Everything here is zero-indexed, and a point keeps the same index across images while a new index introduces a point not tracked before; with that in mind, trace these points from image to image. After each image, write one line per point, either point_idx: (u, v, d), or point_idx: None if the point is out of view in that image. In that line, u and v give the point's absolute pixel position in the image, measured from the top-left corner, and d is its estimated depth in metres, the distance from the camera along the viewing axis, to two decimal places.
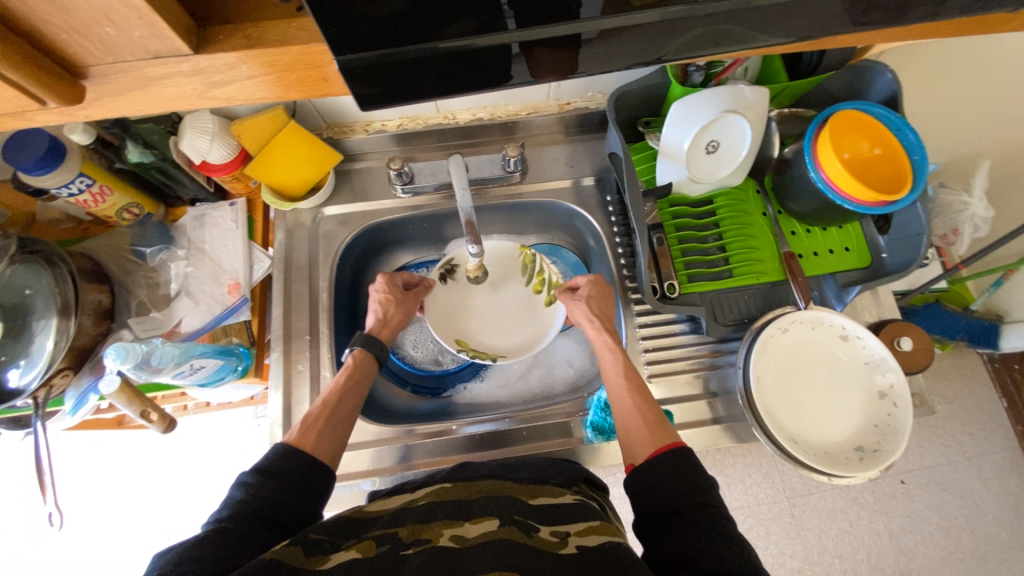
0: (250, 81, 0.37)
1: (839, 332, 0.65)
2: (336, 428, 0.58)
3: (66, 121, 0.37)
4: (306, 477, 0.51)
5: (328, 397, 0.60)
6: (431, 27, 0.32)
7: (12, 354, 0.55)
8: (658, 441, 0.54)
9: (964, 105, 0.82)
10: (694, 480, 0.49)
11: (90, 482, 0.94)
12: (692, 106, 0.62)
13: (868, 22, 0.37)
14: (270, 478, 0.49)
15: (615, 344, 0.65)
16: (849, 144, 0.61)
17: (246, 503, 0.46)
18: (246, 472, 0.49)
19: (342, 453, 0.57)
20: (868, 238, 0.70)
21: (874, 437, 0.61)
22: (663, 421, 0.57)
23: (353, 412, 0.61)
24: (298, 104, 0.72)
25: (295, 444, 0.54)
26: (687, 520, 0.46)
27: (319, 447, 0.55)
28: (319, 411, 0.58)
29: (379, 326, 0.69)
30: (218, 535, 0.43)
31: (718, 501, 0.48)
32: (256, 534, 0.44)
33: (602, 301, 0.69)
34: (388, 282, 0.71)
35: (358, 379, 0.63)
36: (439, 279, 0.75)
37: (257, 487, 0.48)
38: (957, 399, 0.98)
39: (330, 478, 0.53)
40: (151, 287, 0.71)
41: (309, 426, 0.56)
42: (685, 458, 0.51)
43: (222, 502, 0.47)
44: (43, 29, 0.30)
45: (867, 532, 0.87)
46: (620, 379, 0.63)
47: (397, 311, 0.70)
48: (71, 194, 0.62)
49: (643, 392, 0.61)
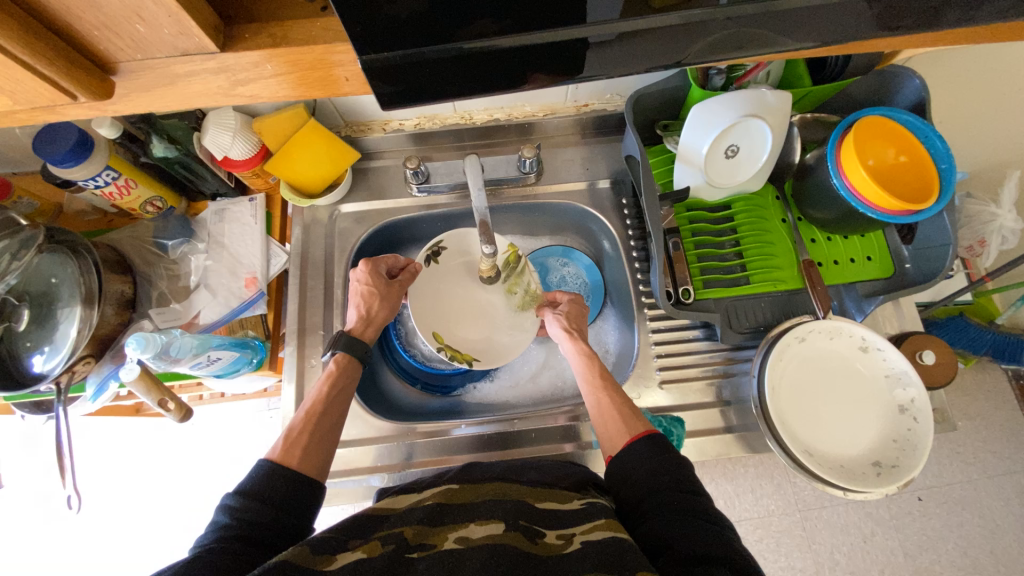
0: (273, 79, 0.38)
1: (859, 344, 0.64)
2: (324, 442, 0.57)
3: (95, 115, 0.38)
4: (294, 491, 0.51)
5: (311, 408, 0.60)
6: (453, 28, 0.32)
7: (37, 341, 0.57)
8: (631, 429, 0.55)
9: (994, 113, 0.79)
10: (667, 460, 0.49)
11: (107, 467, 0.97)
12: (712, 110, 0.61)
13: (897, 27, 0.36)
14: (257, 501, 0.48)
15: (591, 351, 0.66)
16: (874, 151, 0.60)
17: (232, 528, 0.46)
18: (228, 495, 0.49)
19: (330, 463, 0.57)
20: (892, 248, 0.68)
21: (893, 453, 0.60)
22: (636, 410, 0.58)
23: (338, 422, 0.61)
24: (318, 102, 0.73)
25: (280, 462, 0.53)
26: (663, 500, 0.46)
27: (306, 463, 0.55)
28: (302, 426, 0.58)
29: (364, 324, 0.68)
30: (209, 556, 0.43)
31: (691, 477, 0.49)
32: (243, 553, 0.45)
33: (579, 318, 0.71)
34: (371, 272, 0.69)
35: (341, 387, 0.63)
36: (425, 262, 0.74)
37: (241, 510, 0.48)
38: (980, 416, 0.95)
39: (320, 493, 0.53)
40: (172, 278, 0.73)
41: (293, 442, 0.56)
42: (660, 445, 0.51)
43: (207, 527, 0.47)
44: (76, 26, 0.31)
45: (881, 548, 0.85)
46: (587, 380, 0.63)
47: (381, 306, 0.69)
48: (98, 186, 0.64)
49: (616, 388, 0.61)
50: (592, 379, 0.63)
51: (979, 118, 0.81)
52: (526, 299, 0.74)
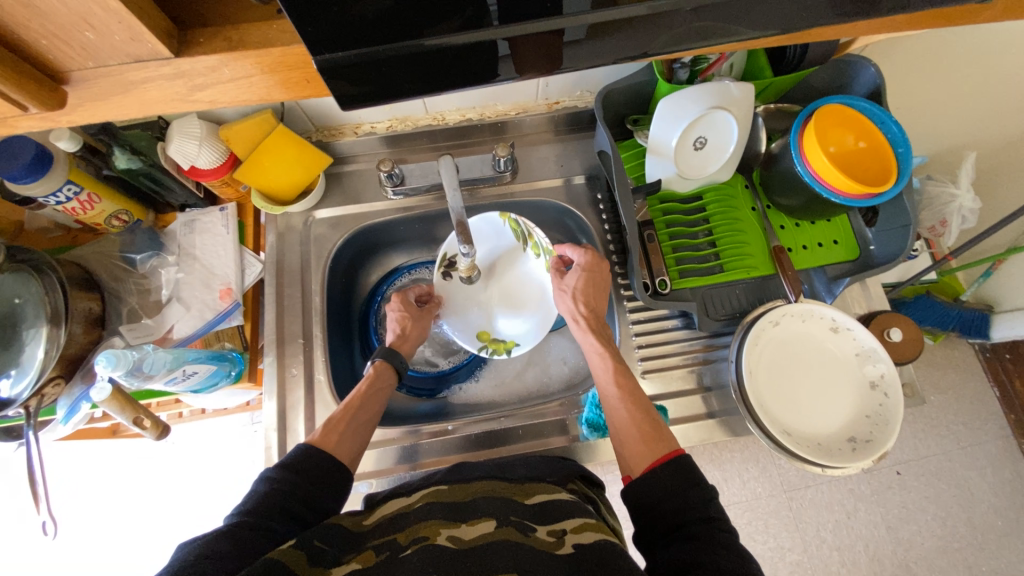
0: (232, 83, 0.37)
1: (830, 324, 0.66)
2: (359, 431, 0.59)
3: (50, 127, 0.37)
4: (327, 476, 0.52)
5: (352, 401, 0.62)
6: (415, 25, 0.32)
7: (2, 364, 0.55)
8: (654, 452, 0.54)
9: (947, 97, 0.83)
10: (695, 494, 0.48)
11: (86, 492, 0.94)
12: (678, 104, 0.62)
13: (847, 13, 0.37)
14: (293, 473, 0.51)
15: (605, 350, 0.66)
16: (835, 138, 0.62)
17: (270, 495, 0.48)
18: (270, 467, 0.51)
19: (362, 453, 0.59)
20: (856, 231, 0.70)
21: (866, 428, 0.62)
22: (660, 429, 0.57)
23: (375, 417, 0.62)
24: (287, 107, 0.72)
25: (316, 444, 0.55)
26: (694, 534, 0.45)
27: (340, 447, 0.57)
28: (343, 413, 0.59)
29: (400, 341, 0.74)
30: (235, 529, 0.43)
31: (718, 512, 0.48)
32: (277, 529, 0.45)
33: (591, 291, 0.69)
34: (403, 301, 0.76)
35: (376, 389, 0.66)
36: (442, 277, 0.76)
37: (280, 480, 0.49)
38: (949, 389, 0.98)
39: (348, 479, 0.54)
40: (142, 293, 0.71)
41: (331, 427, 0.58)
42: (691, 477, 0.50)
43: (246, 494, 0.48)
44: (22, 35, 0.30)
45: (864, 523, 0.88)
46: (617, 380, 0.63)
47: (414, 325, 0.75)
48: (59, 202, 0.62)
49: (636, 401, 0.61)
50: (621, 385, 0.62)
51: (932, 102, 0.84)
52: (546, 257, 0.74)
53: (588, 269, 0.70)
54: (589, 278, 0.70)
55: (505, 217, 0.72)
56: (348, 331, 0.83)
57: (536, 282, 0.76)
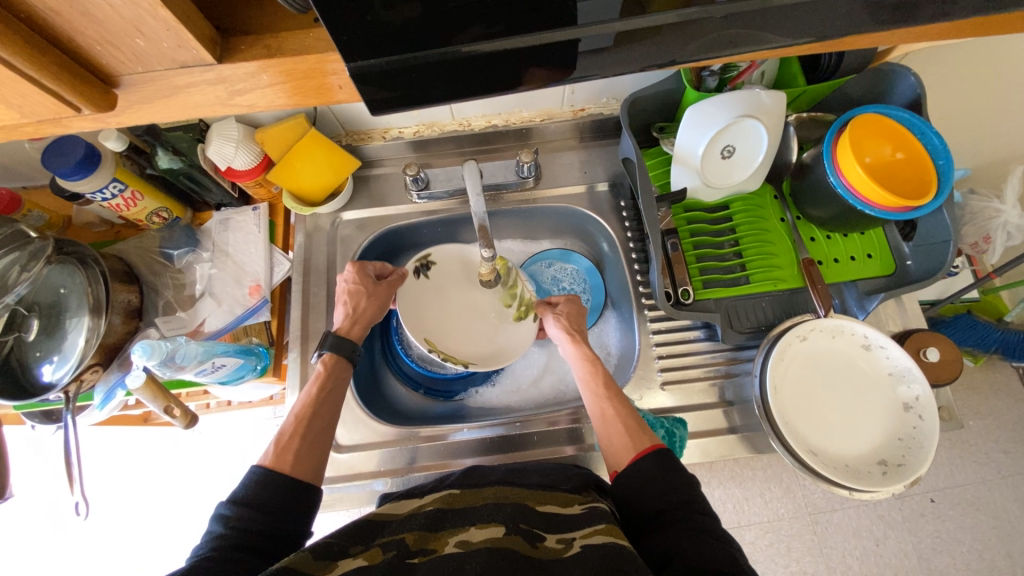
0: (270, 89, 0.38)
1: (861, 342, 0.63)
2: (314, 445, 0.58)
3: (100, 127, 0.39)
4: (288, 498, 0.52)
5: (299, 413, 0.60)
6: (446, 32, 0.33)
7: (46, 350, 0.59)
8: (637, 445, 0.54)
9: (994, 108, 0.79)
10: (675, 478, 0.49)
11: (116, 476, 0.98)
12: (706, 112, 0.61)
13: (882, 22, 0.36)
14: (251, 509, 0.49)
15: (593, 360, 0.65)
16: (871, 148, 0.60)
17: (228, 537, 0.47)
18: (224, 504, 0.50)
19: (323, 468, 0.58)
20: (892, 245, 0.68)
21: (899, 451, 0.59)
22: (642, 424, 0.57)
23: (330, 423, 0.61)
24: (319, 111, 0.75)
25: (273, 468, 0.54)
26: (672, 520, 0.46)
27: (297, 469, 0.55)
28: (292, 430, 0.58)
29: (348, 321, 0.68)
30: (204, 565, 0.44)
31: (698, 496, 0.48)
32: (241, 561, 0.46)
33: (579, 317, 0.71)
34: (359, 272, 0.70)
35: (330, 388, 0.63)
36: (413, 273, 0.74)
37: (235, 518, 0.49)
38: (991, 415, 0.93)
39: (315, 493, 0.54)
40: (178, 287, 0.74)
41: (285, 448, 0.56)
42: (667, 461, 0.51)
43: (202, 538, 0.48)
44: (79, 41, 0.32)
45: (895, 551, 0.84)
46: (592, 389, 0.63)
47: (367, 303, 0.70)
48: (104, 199, 0.66)
49: (622, 401, 0.60)
50: (596, 389, 0.62)
51: (977, 115, 0.81)
52: (521, 310, 0.75)
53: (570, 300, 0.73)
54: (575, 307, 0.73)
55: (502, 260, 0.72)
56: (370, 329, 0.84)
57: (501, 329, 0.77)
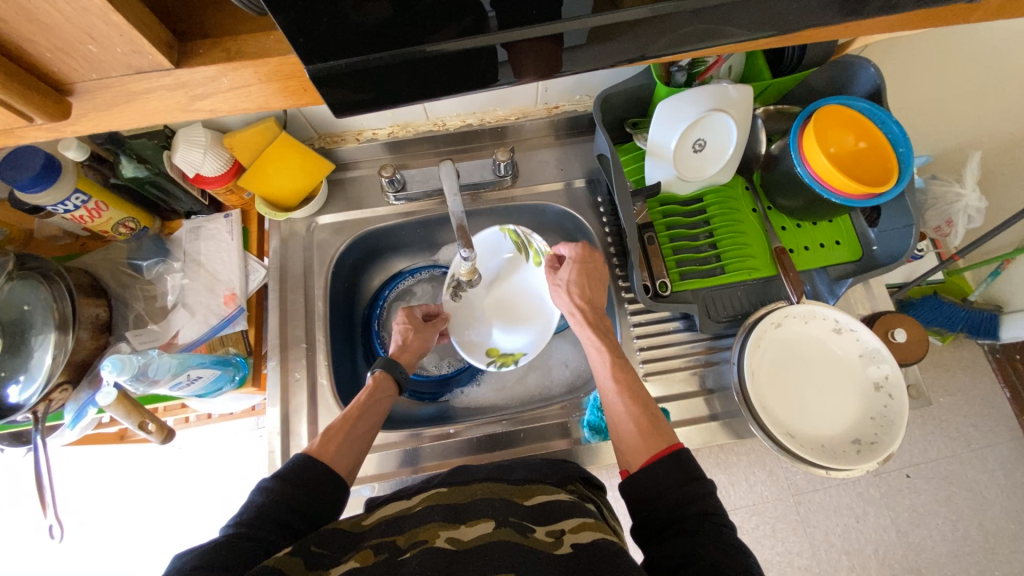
0: (231, 93, 0.38)
1: (832, 325, 0.65)
2: (355, 443, 0.59)
3: (56, 137, 0.38)
4: (323, 483, 0.52)
5: (351, 411, 0.61)
6: (416, 31, 0.33)
7: (11, 369, 0.56)
8: (652, 447, 0.54)
9: (950, 97, 0.82)
10: (693, 488, 0.49)
11: (92, 497, 0.95)
12: (677, 106, 0.62)
13: (841, 14, 0.37)
14: (292, 486, 0.50)
15: (604, 345, 0.65)
16: (834, 138, 0.62)
17: (268, 505, 0.48)
18: (266, 478, 0.50)
19: (358, 467, 0.58)
20: (859, 232, 0.70)
21: (871, 430, 0.61)
22: (658, 422, 0.57)
23: (373, 430, 0.62)
24: (289, 115, 0.74)
25: (316, 455, 0.55)
26: (687, 530, 0.46)
27: (338, 458, 0.56)
28: (341, 423, 0.59)
29: (399, 351, 0.71)
30: (233, 542, 0.43)
31: (716, 506, 0.48)
32: (275, 539, 0.46)
33: (588, 286, 0.69)
34: (408, 314, 0.74)
35: (378, 399, 0.65)
36: (451, 296, 0.76)
37: (275, 492, 0.49)
38: (959, 391, 0.97)
39: (343, 490, 0.54)
40: (149, 300, 0.72)
41: (330, 437, 0.58)
42: (686, 463, 0.50)
43: (242, 506, 0.48)
44: (28, 49, 0.31)
45: (874, 527, 0.87)
46: (615, 381, 0.62)
47: (415, 337, 0.73)
48: (67, 211, 0.63)
49: (638, 398, 0.60)
50: (619, 378, 0.62)
51: (935, 104, 0.84)
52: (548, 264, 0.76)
53: (580, 261, 0.71)
54: (581, 269, 0.71)
55: (507, 231, 0.75)
56: (351, 335, 0.84)
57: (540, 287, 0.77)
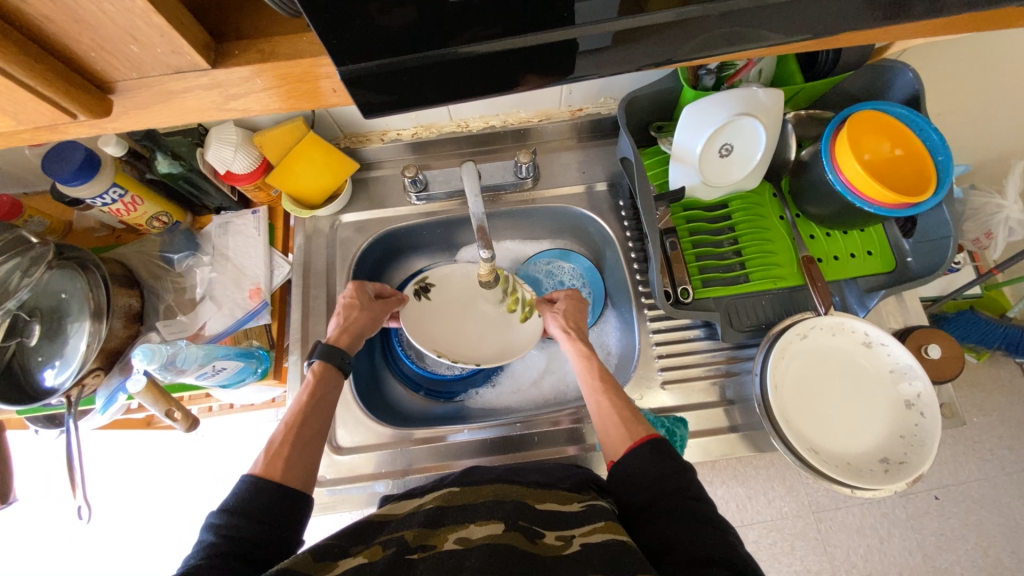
0: (264, 93, 0.39)
1: (862, 339, 0.63)
2: (305, 450, 0.56)
3: (97, 133, 0.39)
4: (280, 507, 0.50)
5: (292, 419, 0.59)
6: (442, 36, 0.33)
7: (48, 355, 0.59)
8: (633, 434, 0.55)
9: (993, 103, 0.79)
10: (670, 466, 0.50)
11: (119, 480, 0.98)
12: (704, 111, 0.61)
13: (876, 17, 0.36)
14: (247, 518, 0.47)
15: (590, 355, 0.66)
16: (870, 145, 0.60)
17: (217, 545, 0.45)
18: (214, 514, 0.48)
19: (313, 474, 0.55)
20: (892, 242, 0.68)
21: (901, 449, 0.59)
22: (636, 413, 0.58)
23: (319, 432, 0.60)
24: (318, 115, 0.75)
25: (263, 475, 0.52)
26: (665, 508, 0.47)
27: (289, 474, 0.53)
28: (282, 438, 0.56)
29: (339, 331, 0.67)
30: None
31: (693, 482, 0.49)
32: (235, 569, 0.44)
33: (578, 314, 0.72)
34: (357, 289, 0.71)
35: (321, 396, 0.62)
36: (414, 296, 0.75)
37: (224, 527, 0.47)
38: (994, 411, 0.93)
39: (306, 505, 0.52)
40: (178, 291, 0.74)
41: (275, 456, 0.54)
42: (663, 449, 0.51)
43: (192, 547, 0.46)
44: (74, 47, 0.33)
45: (899, 549, 0.83)
46: (587, 381, 0.64)
47: (359, 316, 0.69)
48: (105, 203, 0.66)
49: (614, 390, 0.61)
50: (592, 381, 0.63)
51: (977, 111, 0.81)
52: (526, 311, 0.74)
53: (573, 299, 0.73)
54: (577, 307, 0.73)
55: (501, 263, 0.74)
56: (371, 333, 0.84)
57: (502, 335, 0.74)
